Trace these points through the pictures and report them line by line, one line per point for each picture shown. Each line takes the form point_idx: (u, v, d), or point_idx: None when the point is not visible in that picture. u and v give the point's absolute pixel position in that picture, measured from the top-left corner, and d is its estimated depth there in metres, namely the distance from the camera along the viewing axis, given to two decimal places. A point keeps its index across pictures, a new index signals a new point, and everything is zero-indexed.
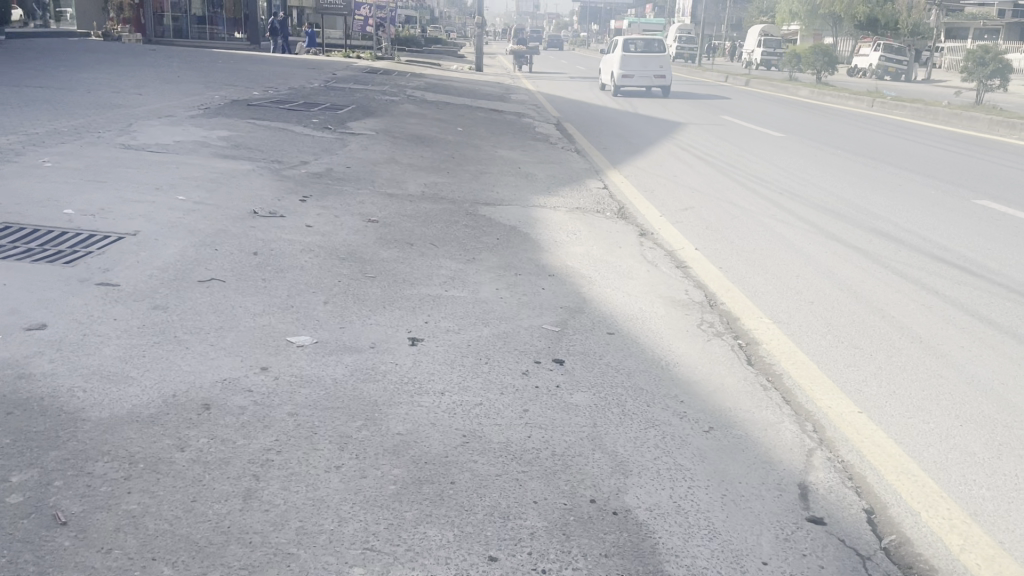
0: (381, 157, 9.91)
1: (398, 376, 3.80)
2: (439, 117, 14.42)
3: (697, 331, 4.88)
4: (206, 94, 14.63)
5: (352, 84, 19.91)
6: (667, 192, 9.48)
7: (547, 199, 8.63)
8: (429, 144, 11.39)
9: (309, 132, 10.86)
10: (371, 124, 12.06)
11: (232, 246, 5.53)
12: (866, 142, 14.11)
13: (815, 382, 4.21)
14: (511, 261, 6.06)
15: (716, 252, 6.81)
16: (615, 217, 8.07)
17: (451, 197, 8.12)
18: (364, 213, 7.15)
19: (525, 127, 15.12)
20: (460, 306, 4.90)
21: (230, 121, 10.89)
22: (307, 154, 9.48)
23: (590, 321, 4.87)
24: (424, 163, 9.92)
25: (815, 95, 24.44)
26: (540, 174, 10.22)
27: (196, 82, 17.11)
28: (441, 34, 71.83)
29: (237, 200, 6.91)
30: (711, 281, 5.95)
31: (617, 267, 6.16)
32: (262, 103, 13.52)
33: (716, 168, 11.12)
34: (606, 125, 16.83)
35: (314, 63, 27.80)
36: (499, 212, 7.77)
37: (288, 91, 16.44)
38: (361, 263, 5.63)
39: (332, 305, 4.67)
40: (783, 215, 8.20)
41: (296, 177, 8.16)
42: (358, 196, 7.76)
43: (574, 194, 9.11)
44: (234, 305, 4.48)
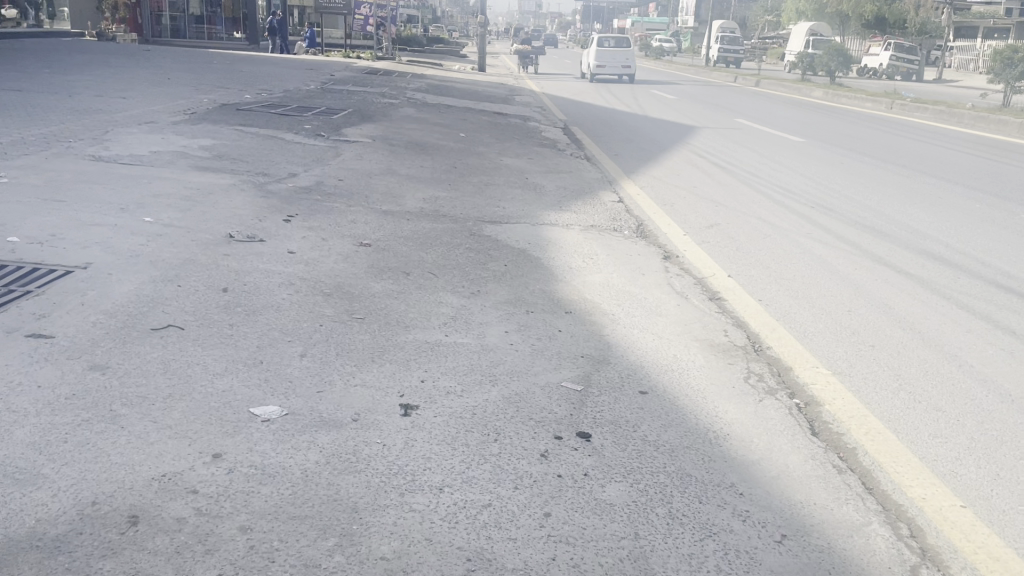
0: (377, 168, 9.14)
1: (385, 464, 3.03)
2: (440, 122, 13.66)
3: (745, 387, 4.11)
4: (194, 98, 13.85)
5: (350, 86, 19.19)
6: (689, 205, 8.71)
7: (558, 214, 7.87)
8: (429, 152, 10.63)
9: (300, 139, 10.10)
10: (367, 131, 11.28)
11: (199, 282, 4.77)
12: (894, 148, 13.34)
13: (900, 461, 3.44)
14: (521, 294, 5.30)
15: (753, 279, 6.04)
16: (634, 236, 7.30)
17: (453, 214, 7.36)
18: (356, 234, 6.39)
19: (532, 132, 14.36)
20: (463, 357, 4.13)
21: (215, 128, 10.12)
22: (297, 165, 8.73)
23: (617, 375, 4.10)
24: (424, 174, 9.17)
25: (830, 97, 23.67)
26: (550, 185, 9.45)
27: (186, 84, 16.32)
28: (445, 34, 70.98)
29: (211, 222, 6.15)
30: (752, 317, 5.18)
31: (642, 301, 5.39)
32: (253, 107, 12.75)
33: (739, 179, 10.35)
34: (616, 129, 16.06)
35: (312, 64, 27.08)
36: (507, 232, 7.01)
37: (282, 95, 15.66)
38: (348, 300, 4.86)
39: (309, 359, 3.90)
40: (820, 234, 7.44)
41: (281, 192, 7.40)
42: (350, 214, 6.99)
43: (587, 208, 8.35)
44: (190, 363, 3.72)
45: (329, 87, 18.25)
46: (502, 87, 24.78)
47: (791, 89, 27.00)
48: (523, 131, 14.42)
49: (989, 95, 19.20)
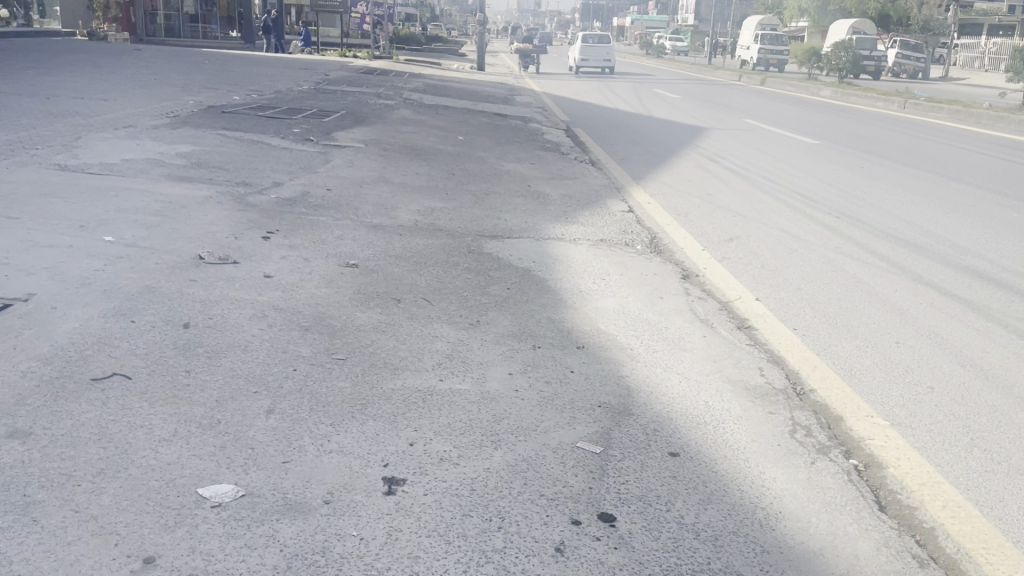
0: (369, 176, 8.52)
1: (361, 569, 2.41)
2: (437, 124, 13.06)
3: (792, 444, 3.50)
4: (179, 100, 13.22)
5: (343, 86, 18.58)
6: (705, 216, 8.11)
7: (564, 226, 7.27)
8: (424, 157, 10.03)
9: (288, 144, 9.49)
10: (360, 134, 10.65)
11: (157, 317, 4.16)
12: (913, 150, 12.76)
13: (992, 547, 2.84)
14: (526, 324, 4.70)
15: (784, 304, 5.44)
16: (648, 251, 6.70)
17: (450, 229, 6.76)
18: (342, 253, 5.78)
19: (533, 134, 13.75)
20: (460, 410, 3.51)
21: (198, 133, 9.49)
22: (282, 173, 8.12)
23: (642, 430, 3.49)
24: (419, 182, 8.57)
25: (838, 97, 23.03)
26: (555, 194, 8.82)
27: (172, 85, 15.70)
28: (444, 33, 70.30)
29: (181, 240, 5.54)
30: (788, 352, 4.57)
31: (664, 332, 4.78)
32: (241, 110, 12.12)
33: (755, 185, 9.74)
34: (621, 131, 15.44)
35: (307, 63, 26.46)
36: (509, 249, 6.39)
37: (273, 96, 15.04)
38: (329, 335, 4.25)
39: (277, 417, 3.28)
40: (850, 249, 6.84)
41: (263, 205, 6.78)
42: (337, 230, 6.38)
43: (595, 219, 7.74)
44: (133, 425, 3.10)
45: (323, 88, 17.61)
46: (501, 87, 24.16)
47: (798, 88, 26.37)
48: (525, 133, 13.79)
49: (1005, 95, 18.60)
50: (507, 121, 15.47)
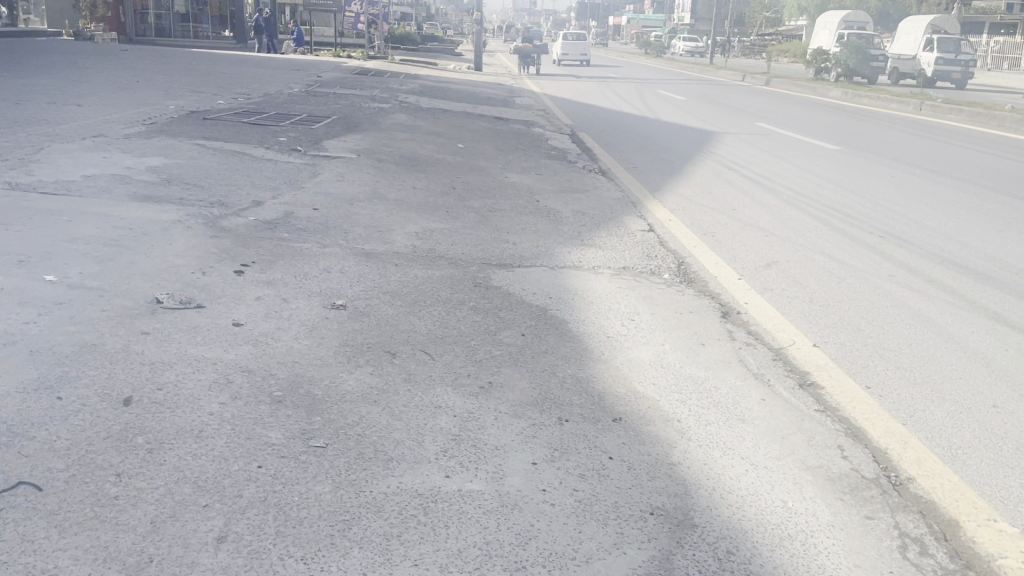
0: (361, 192, 7.69)
1: None
2: (434, 130, 12.24)
3: (907, 568, 2.69)
4: (159, 105, 12.38)
5: (335, 88, 17.75)
6: (733, 236, 7.31)
7: (580, 251, 6.46)
8: (421, 167, 9.21)
9: (271, 155, 8.67)
10: (351, 143, 9.82)
11: (93, 391, 3.34)
12: (943, 156, 11.99)
13: None
14: (549, 387, 3.88)
15: (848, 352, 4.63)
16: (678, 282, 5.89)
17: (451, 257, 5.94)
18: (327, 291, 4.96)
19: (537, 140, 12.94)
20: (473, 527, 2.69)
21: (174, 143, 8.65)
22: (264, 190, 7.30)
23: (711, 553, 2.67)
24: (416, 199, 7.74)
25: (849, 97, 22.24)
26: (566, 210, 8.00)
27: (155, 89, 14.85)
28: (442, 32, 69.39)
29: (137, 279, 4.71)
30: (867, 423, 3.76)
31: (713, 392, 3.97)
32: (224, 115, 11.29)
33: (782, 198, 8.95)
34: (628, 135, 14.63)
35: (298, 63, 25.63)
36: (520, 280, 5.57)
37: (261, 100, 14.20)
38: (306, 409, 3.42)
39: (229, 548, 2.45)
40: (907, 277, 6.05)
41: (238, 230, 5.94)
42: (323, 260, 5.54)
43: (613, 241, 6.93)
44: (30, 573, 2.28)
45: (314, 91, 16.78)
46: (501, 89, 23.33)
47: (805, 88, 25.60)
48: (528, 139, 12.97)
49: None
50: (509, 125, 14.64)
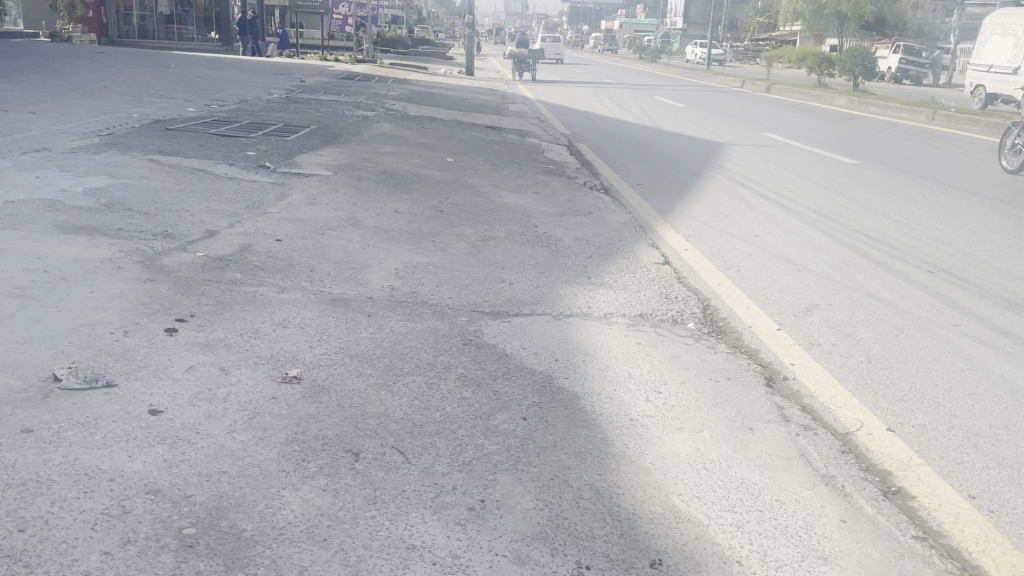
0: (334, 217, 6.72)
1: None
2: (421, 141, 11.29)
3: None
4: (123, 113, 11.41)
5: (317, 94, 16.77)
6: (763, 271, 6.37)
7: (588, 292, 5.51)
8: (405, 186, 8.25)
9: (236, 172, 7.70)
10: (328, 159, 8.85)
11: None
12: (972, 173, 11.09)
13: None
14: (561, 506, 2.91)
15: (933, 440, 3.68)
16: (707, 333, 4.95)
17: (436, 303, 4.98)
18: (280, 356, 3.99)
19: (533, 153, 11.99)
20: None
21: (125, 159, 7.68)
22: (222, 216, 6.33)
23: None
24: (398, 226, 6.78)
25: (855, 106, 21.36)
26: (568, 238, 7.06)
27: (122, 94, 13.84)
28: (432, 36, 68.32)
29: (36, 343, 3.74)
30: (986, 559, 2.82)
31: (777, 510, 3.01)
32: (190, 124, 10.32)
33: (809, 222, 8.02)
34: (630, 147, 13.69)
35: (282, 66, 24.65)
36: (518, 334, 4.61)
37: (237, 107, 13.22)
38: (227, 559, 2.45)
39: None
40: (976, 329, 5.11)
41: (180, 270, 4.98)
42: (280, 310, 4.57)
43: (624, 278, 5.97)
44: None
45: (296, 97, 15.80)
46: (492, 94, 22.36)
47: (808, 96, 24.70)
48: (522, 151, 12.02)
49: None
50: (502, 135, 13.69)
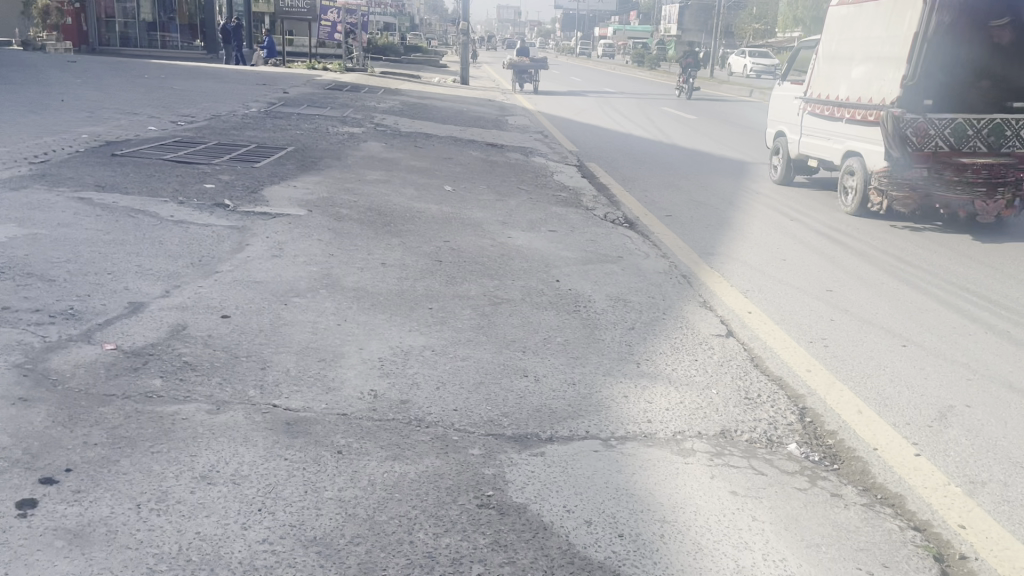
0: (303, 276, 5.26)
1: None
2: (414, 165, 9.87)
3: None
4: (71, 133, 9.96)
5: (299, 107, 15.34)
6: (857, 348, 4.94)
7: (642, 390, 4.09)
8: (394, 226, 6.82)
9: (185, 211, 6.26)
10: (302, 192, 7.41)
11: None
12: None
13: None
14: None
15: None
16: (820, 464, 3.52)
17: (437, 421, 3.54)
18: (192, 550, 2.54)
19: (540, 176, 10.59)
20: None
21: (46, 197, 6.22)
22: (155, 279, 4.89)
23: None
24: (385, 286, 5.35)
25: None
26: (599, 298, 5.64)
27: (79, 110, 12.38)
28: (424, 43, 67.09)
29: None
30: None
31: None
32: (145, 148, 8.86)
33: (886, 271, 6.61)
34: (647, 167, 12.28)
35: (266, 76, 23.24)
36: (559, 477, 3.16)
37: (206, 124, 11.77)
38: None
39: None
40: None
41: (71, 377, 3.52)
42: (207, 450, 3.10)
43: (683, 363, 4.53)
44: None
45: (275, 112, 14.35)
46: (490, 106, 20.96)
47: None
48: (529, 174, 10.61)
49: None
50: (504, 154, 12.27)
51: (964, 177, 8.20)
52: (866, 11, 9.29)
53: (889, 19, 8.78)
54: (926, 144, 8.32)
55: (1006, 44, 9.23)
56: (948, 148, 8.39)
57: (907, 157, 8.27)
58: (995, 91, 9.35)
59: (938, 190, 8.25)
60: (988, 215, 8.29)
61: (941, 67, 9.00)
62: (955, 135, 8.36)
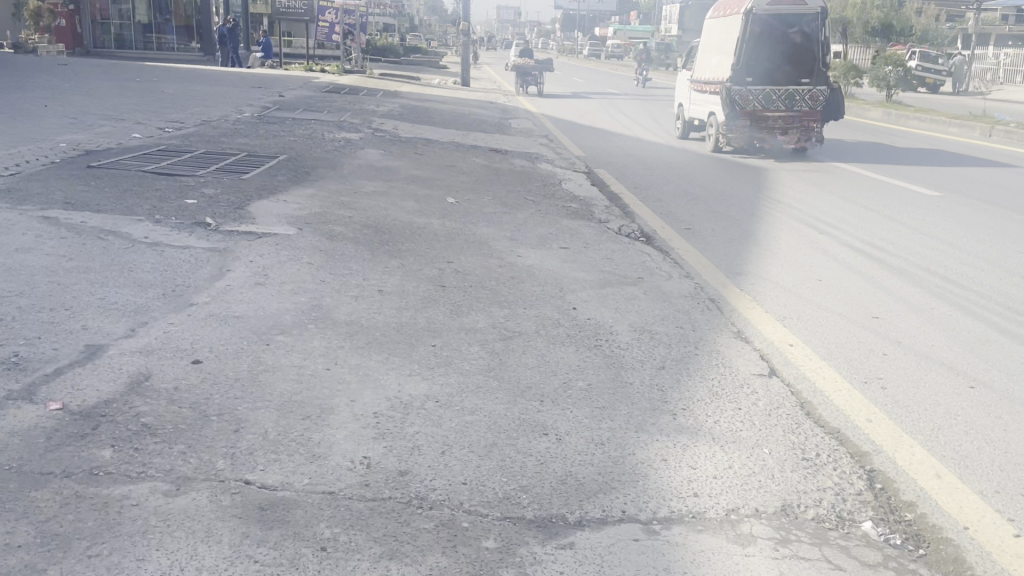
0: (288, 309, 4.66)
1: None
2: (414, 174, 9.28)
3: None
4: (50, 141, 9.38)
5: (293, 111, 14.76)
6: (919, 390, 4.35)
7: (682, 449, 3.49)
8: (392, 244, 6.23)
9: (162, 232, 5.67)
10: (293, 207, 6.82)
11: None
12: None
13: None
14: None
15: None
16: (908, 552, 2.92)
17: (444, 500, 2.94)
18: None
19: (549, 185, 10.01)
20: None
21: (9, 217, 5.64)
22: (120, 315, 4.30)
23: None
24: (381, 317, 4.77)
25: (893, 121, 19.40)
26: (622, 328, 5.04)
27: (62, 116, 11.79)
28: (424, 45, 66.50)
29: None
30: None
31: None
32: (126, 159, 8.28)
33: (933, 293, 6.03)
34: (659, 173, 11.70)
35: (262, 79, 22.65)
36: None
37: (195, 131, 11.18)
38: None
39: None
40: None
41: (2, 453, 2.93)
42: (160, 553, 2.50)
43: (726, 412, 3.93)
44: None
45: (269, 116, 13.75)
46: (493, 109, 20.37)
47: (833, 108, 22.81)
48: (535, 183, 10.01)
49: None
50: (509, 161, 11.68)
51: (768, 125, 13.92)
52: (723, 26, 14.41)
53: (725, 31, 14.35)
54: (749, 105, 13.84)
55: (798, 42, 14.12)
56: (761, 107, 13.90)
57: (736, 112, 13.92)
58: (798, 71, 14.27)
59: (754, 128, 13.92)
60: (788, 143, 14.01)
61: (764, 58, 14.03)
62: (764, 98, 13.82)
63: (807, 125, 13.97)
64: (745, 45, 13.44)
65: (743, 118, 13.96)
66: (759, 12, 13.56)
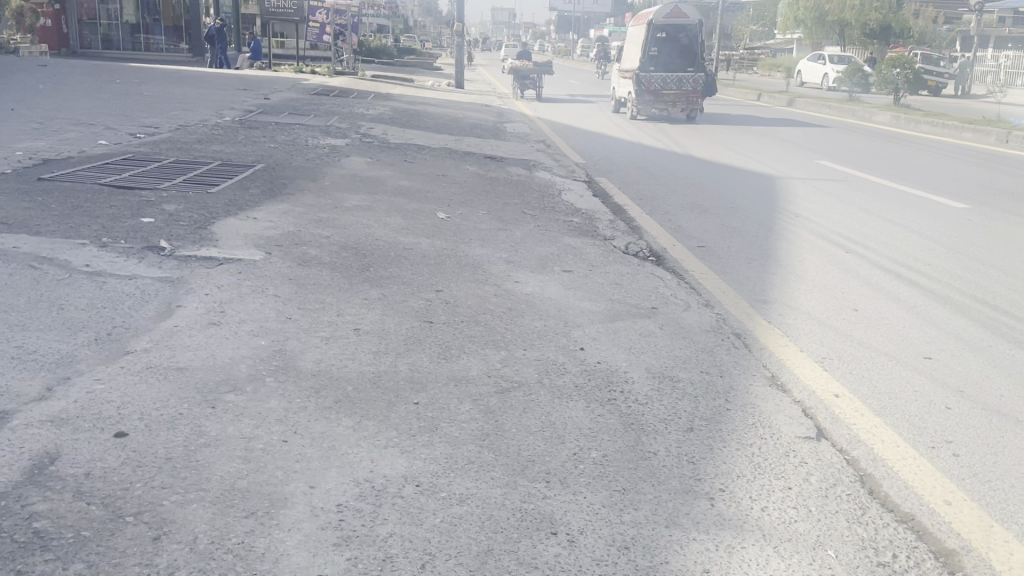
0: (243, 356, 3.91)
1: None
2: (402, 185, 8.55)
3: None
4: (6, 149, 8.63)
5: (277, 115, 14.01)
6: (1001, 459, 3.63)
7: (730, 555, 2.76)
8: (372, 270, 5.50)
9: (106, 258, 4.92)
10: (263, 225, 6.10)
11: None
12: None
13: None
14: None
15: None
16: None
17: None
18: None
19: (548, 196, 9.29)
20: None
21: None
22: (34, 371, 3.55)
23: None
24: (355, 365, 4.03)
25: (904, 125, 18.72)
26: (637, 375, 4.31)
27: (27, 121, 11.01)
28: (418, 47, 65.87)
29: None
30: None
31: None
32: (84, 170, 7.53)
33: (987, 328, 5.32)
34: (664, 183, 11.00)
35: (250, 81, 21.86)
36: None
37: (168, 137, 10.42)
38: None
39: None
40: None
41: None
42: None
43: (775, 493, 3.21)
44: None
45: (251, 121, 13.01)
46: (488, 112, 19.68)
47: (840, 112, 22.12)
48: (534, 194, 9.29)
49: None
50: (505, 169, 10.95)
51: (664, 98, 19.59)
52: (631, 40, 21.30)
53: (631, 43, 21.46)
54: (653, 83, 19.56)
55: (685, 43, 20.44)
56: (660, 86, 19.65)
57: (642, 91, 19.64)
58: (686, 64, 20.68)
59: (656, 101, 19.65)
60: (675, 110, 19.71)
61: (662, 54, 20.28)
62: (662, 81, 19.59)
63: (691, 100, 19.69)
64: (649, 40, 19.71)
65: (647, 95, 19.76)
66: (658, 19, 20.08)
